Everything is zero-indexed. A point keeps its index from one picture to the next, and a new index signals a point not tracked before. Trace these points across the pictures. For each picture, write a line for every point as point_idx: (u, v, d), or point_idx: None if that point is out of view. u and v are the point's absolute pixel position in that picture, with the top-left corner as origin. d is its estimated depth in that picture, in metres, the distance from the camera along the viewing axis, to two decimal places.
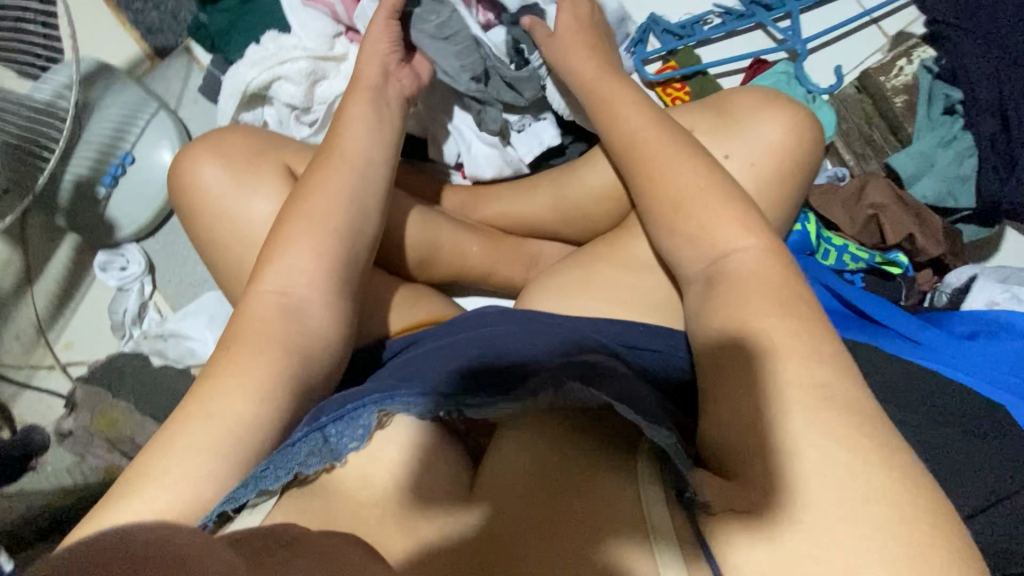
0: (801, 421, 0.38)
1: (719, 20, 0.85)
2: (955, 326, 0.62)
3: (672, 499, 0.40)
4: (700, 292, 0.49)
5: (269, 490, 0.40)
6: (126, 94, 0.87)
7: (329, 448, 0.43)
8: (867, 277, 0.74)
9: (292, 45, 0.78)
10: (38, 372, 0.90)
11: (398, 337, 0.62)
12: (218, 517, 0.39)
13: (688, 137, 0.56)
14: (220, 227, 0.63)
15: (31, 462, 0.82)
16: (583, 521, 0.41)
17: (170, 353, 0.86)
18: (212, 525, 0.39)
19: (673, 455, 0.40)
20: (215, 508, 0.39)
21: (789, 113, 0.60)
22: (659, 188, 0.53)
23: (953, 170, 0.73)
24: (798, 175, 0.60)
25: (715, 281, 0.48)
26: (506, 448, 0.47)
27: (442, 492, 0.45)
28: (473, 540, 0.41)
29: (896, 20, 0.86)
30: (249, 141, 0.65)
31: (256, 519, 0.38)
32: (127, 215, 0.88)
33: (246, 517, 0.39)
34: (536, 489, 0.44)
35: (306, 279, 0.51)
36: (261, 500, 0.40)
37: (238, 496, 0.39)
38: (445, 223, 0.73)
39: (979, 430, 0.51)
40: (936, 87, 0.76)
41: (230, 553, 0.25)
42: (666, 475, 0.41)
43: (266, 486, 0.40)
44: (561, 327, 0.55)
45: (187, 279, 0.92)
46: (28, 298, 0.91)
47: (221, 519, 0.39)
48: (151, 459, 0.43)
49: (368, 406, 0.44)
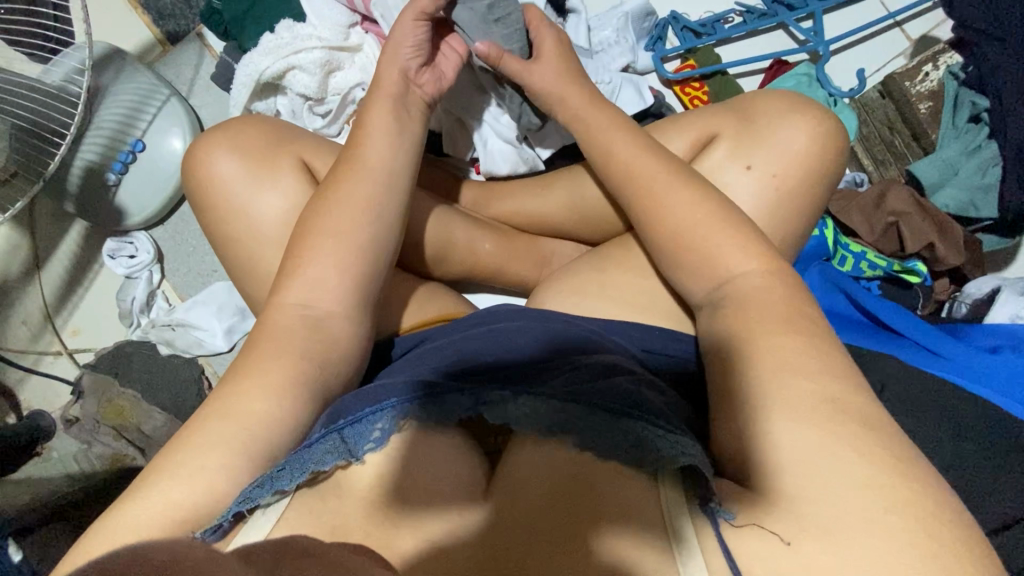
0: (824, 434, 0.37)
1: (740, 20, 0.84)
2: (977, 338, 0.61)
3: (693, 505, 0.38)
4: (720, 299, 0.48)
5: (284, 489, 0.40)
6: (137, 79, 0.86)
7: (347, 447, 0.41)
8: (883, 284, 0.74)
9: (306, 34, 0.77)
10: (45, 358, 0.90)
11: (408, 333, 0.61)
12: (233, 516, 0.39)
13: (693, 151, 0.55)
14: (233, 219, 0.62)
15: (37, 447, 0.82)
16: (609, 528, 0.39)
17: (179, 343, 0.86)
18: (228, 523, 0.39)
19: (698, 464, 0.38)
20: (231, 507, 0.40)
21: (813, 118, 0.59)
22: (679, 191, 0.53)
23: (976, 179, 0.73)
24: (820, 181, 0.60)
25: (736, 289, 0.47)
26: (524, 451, 0.44)
27: (459, 494, 0.43)
28: (492, 545, 0.40)
29: (920, 24, 0.85)
30: (263, 132, 0.64)
31: (266, 526, 0.39)
32: (137, 202, 0.86)
33: (259, 519, 0.39)
34: (560, 495, 0.42)
35: (321, 278, 0.51)
36: (274, 499, 0.40)
37: (252, 497, 0.39)
38: (458, 221, 0.72)
39: (998, 444, 0.50)
40: (962, 94, 0.75)
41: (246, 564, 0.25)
42: (690, 489, 0.38)
43: (281, 487, 0.39)
44: (580, 330, 0.53)
45: (195, 268, 0.92)
46: (36, 283, 0.91)
47: (237, 518, 0.39)
48: (165, 456, 0.42)
49: (390, 407, 0.42)
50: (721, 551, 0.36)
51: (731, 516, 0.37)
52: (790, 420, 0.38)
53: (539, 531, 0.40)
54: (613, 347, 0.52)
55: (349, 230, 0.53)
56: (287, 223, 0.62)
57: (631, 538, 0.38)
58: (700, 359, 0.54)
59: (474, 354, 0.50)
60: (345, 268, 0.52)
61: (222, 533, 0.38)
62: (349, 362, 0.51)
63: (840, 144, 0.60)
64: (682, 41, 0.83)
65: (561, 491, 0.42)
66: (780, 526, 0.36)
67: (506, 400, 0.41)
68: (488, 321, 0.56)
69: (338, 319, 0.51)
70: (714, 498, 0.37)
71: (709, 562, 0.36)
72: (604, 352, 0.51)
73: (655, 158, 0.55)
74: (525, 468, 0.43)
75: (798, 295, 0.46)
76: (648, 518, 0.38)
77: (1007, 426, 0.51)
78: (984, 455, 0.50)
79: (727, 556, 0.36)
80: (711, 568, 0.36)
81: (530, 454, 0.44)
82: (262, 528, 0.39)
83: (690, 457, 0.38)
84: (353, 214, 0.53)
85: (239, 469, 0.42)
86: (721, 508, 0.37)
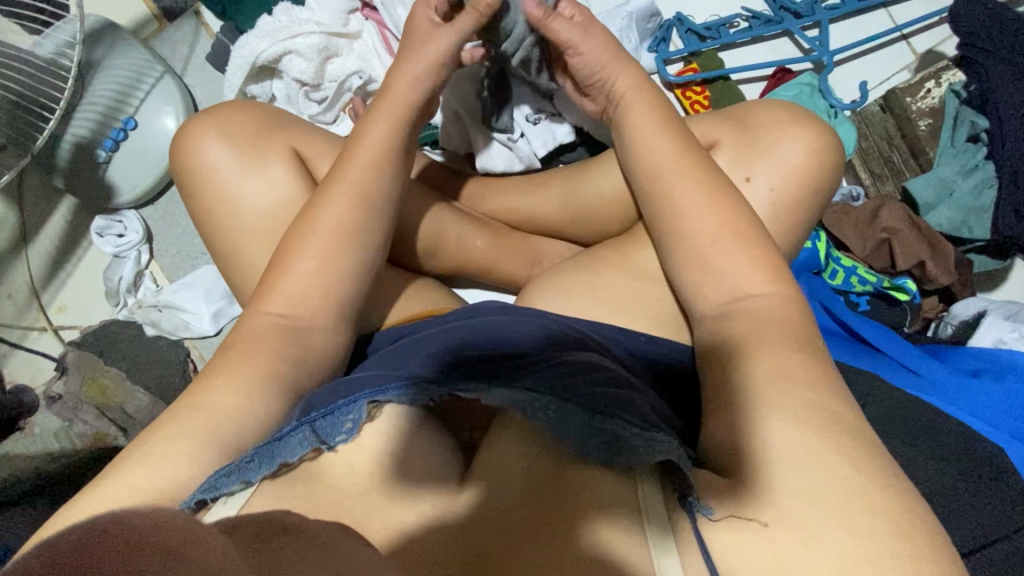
0: (810, 448, 0.37)
1: (746, 25, 0.84)
2: (960, 361, 0.62)
3: (673, 501, 0.38)
4: (720, 315, 0.48)
5: (250, 480, 0.38)
6: (131, 55, 0.85)
7: (319, 435, 0.41)
8: (873, 300, 0.72)
9: (305, 19, 0.76)
10: (31, 333, 0.89)
11: (389, 331, 0.60)
12: (196, 503, 0.37)
13: (705, 156, 0.54)
14: (221, 206, 0.61)
15: (20, 421, 0.82)
16: (576, 528, 0.39)
17: (164, 324, 0.86)
18: (192, 510, 0.37)
19: (678, 460, 0.38)
20: (195, 494, 0.38)
21: (813, 132, 0.58)
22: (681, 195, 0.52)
23: (971, 201, 0.72)
24: (816, 196, 0.59)
25: (746, 305, 0.47)
26: (496, 448, 0.44)
27: (431, 478, 0.43)
28: (466, 543, 0.39)
29: (926, 39, 0.85)
30: (257, 119, 0.64)
31: (231, 509, 0.37)
32: (127, 181, 0.86)
33: (222, 506, 0.37)
34: (531, 496, 0.41)
35: (319, 273, 0.51)
36: (239, 490, 0.38)
37: (217, 485, 0.38)
38: (450, 215, 0.72)
39: (977, 471, 0.50)
40: (963, 113, 0.74)
41: (227, 544, 0.24)
42: (667, 480, 0.39)
43: (247, 477, 0.38)
44: (574, 330, 0.54)
45: (185, 251, 0.91)
46: (24, 258, 0.90)
47: (200, 506, 0.38)
48: (142, 445, 0.42)
49: (360, 400, 0.42)
50: (699, 549, 0.35)
51: (710, 511, 0.37)
52: (777, 430, 0.38)
53: (506, 531, 0.40)
54: (600, 347, 0.52)
55: (339, 222, 0.52)
56: (274, 212, 0.61)
57: (598, 524, 0.38)
58: (683, 356, 0.55)
59: (451, 347, 0.50)
60: (330, 260, 0.51)
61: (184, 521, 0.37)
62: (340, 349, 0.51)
63: (838, 158, 0.59)
64: (687, 44, 0.82)
65: (538, 487, 0.41)
66: (760, 523, 0.36)
67: (478, 392, 0.41)
68: (474, 315, 0.57)
69: (323, 316, 0.50)
70: (693, 493, 0.37)
71: (685, 560, 0.35)
72: (588, 349, 0.50)
73: (669, 165, 0.54)
74: (500, 465, 0.43)
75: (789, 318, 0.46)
76: (619, 512, 0.38)
77: (981, 448, 0.51)
78: (959, 479, 0.50)
79: (704, 557, 0.35)
80: (687, 568, 0.35)
81: (505, 444, 0.44)
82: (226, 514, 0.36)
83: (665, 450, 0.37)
84: (345, 206, 0.53)
85: (219, 455, 0.41)
86: (699, 503, 0.37)
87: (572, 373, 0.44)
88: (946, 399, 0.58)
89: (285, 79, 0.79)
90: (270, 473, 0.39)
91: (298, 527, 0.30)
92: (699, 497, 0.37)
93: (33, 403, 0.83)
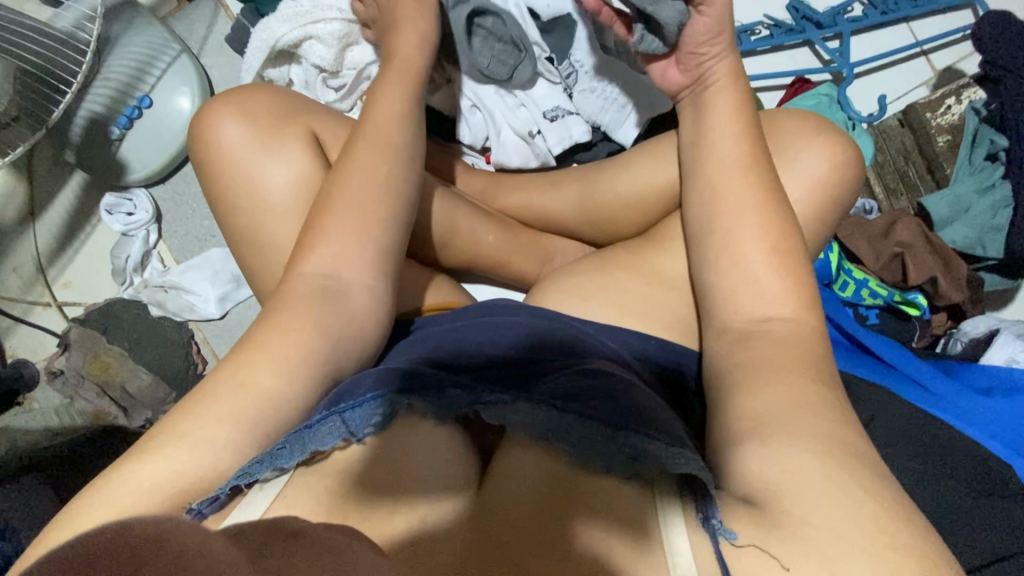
0: (825, 460, 0.37)
1: (768, 32, 0.83)
2: (972, 379, 0.62)
3: (693, 516, 0.36)
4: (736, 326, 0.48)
5: (284, 467, 0.38)
6: (149, 32, 0.84)
7: (346, 428, 0.41)
8: (882, 314, 0.74)
9: (327, 4, 0.74)
10: (35, 309, 0.88)
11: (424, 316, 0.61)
12: (232, 489, 0.38)
13: (740, 166, 0.53)
14: (236, 188, 0.61)
15: (19, 397, 0.81)
16: (600, 539, 0.37)
17: (170, 306, 0.85)
18: (224, 497, 0.37)
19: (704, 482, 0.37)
20: (230, 480, 0.38)
21: (835, 145, 0.58)
22: (713, 194, 0.53)
23: (986, 220, 0.72)
24: (834, 208, 0.59)
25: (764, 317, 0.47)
26: (516, 454, 0.44)
27: (449, 480, 0.43)
28: (481, 544, 0.39)
29: (946, 55, 0.85)
30: (276, 103, 0.63)
31: (265, 500, 0.37)
32: (140, 159, 0.85)
33: (256, 495, 0.37)
34: (552, 501, 0.40)
35: (337, 261, 0.50)
36: (274, 476, 0.38)
37: (252, 471, 0.38)
38: (465, 210, 0.71)
39: (983, 490, 0.51)
40: (982, 132, 0.74)
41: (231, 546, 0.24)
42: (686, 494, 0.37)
43: (280, 464, 0.38)
44: (592, 338, 0.54)
45: (194, 232, 0.90)
46: (30, 232, 0.89)
47: (235, 491, 0.38)
48: (156, 430, 0.42)
49: (388, 396, 0.42)
50: (714, 555, 0.34)
51: (733, 536, 0.35)
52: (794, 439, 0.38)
53: (528, 532, 0.39)
54: (610, 355, 0.52)
55: (355, 210, 0.51)
56: (290, 198, 0.61)
57: (611, 532, 0.37)
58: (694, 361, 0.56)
59: (473, 349, 0.51)
60: (348, 252, 0.51)
61: (219, 506, 0.37)
62: (360, 331, 0.50)
63: (858, 172, 0.59)
64: None
65: (556, 491, 0.41)
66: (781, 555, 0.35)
67: (502, 404, 0.42)
68: (490, 313, 0.57)
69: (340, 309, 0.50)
70: (716, 510, 0.36)
71: (699, 561, 0.34)
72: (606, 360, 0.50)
73: None
74: (516, 471, 0.43)
75: (809, 334, 0.46)
76: (631, 522, 0.37)
77: (988, 468, 0.51)
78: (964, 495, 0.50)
79: (718, 563, 0.34)
80: (701, 568, 0.34)
81: (523, 453, 0.44)
82: (255, 507, 0.36)
83: (688, 465, 0.37)
84: (356, 195, 0.52)
85: (230, 441, 0.41)
86: (722, 525, 0.35)
87: (594, 385, 0.45)
88: (955, 414, 0.58)
89: (304, 64, 0.79)
90: (302, 460, 0.39)
91: (306, 522, 0.31)
92: (721, 518, 0.36)
93: (34, 377, 0.83)
